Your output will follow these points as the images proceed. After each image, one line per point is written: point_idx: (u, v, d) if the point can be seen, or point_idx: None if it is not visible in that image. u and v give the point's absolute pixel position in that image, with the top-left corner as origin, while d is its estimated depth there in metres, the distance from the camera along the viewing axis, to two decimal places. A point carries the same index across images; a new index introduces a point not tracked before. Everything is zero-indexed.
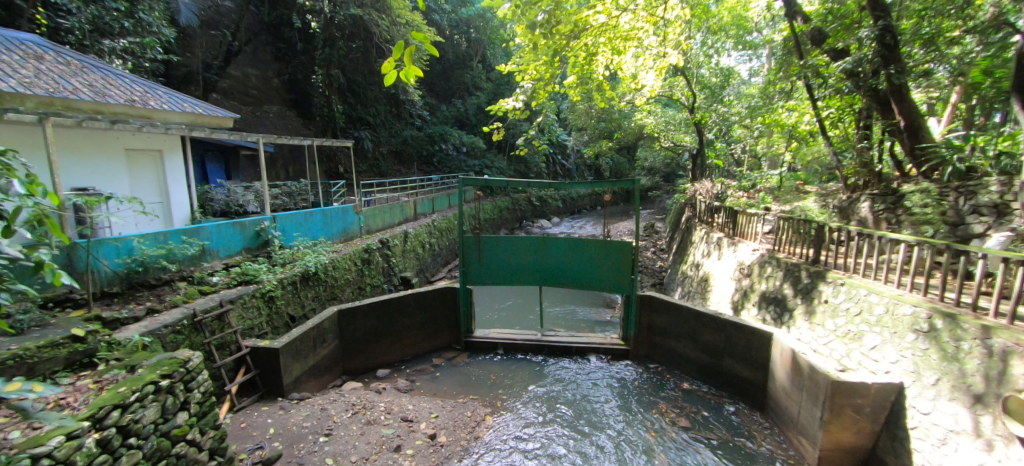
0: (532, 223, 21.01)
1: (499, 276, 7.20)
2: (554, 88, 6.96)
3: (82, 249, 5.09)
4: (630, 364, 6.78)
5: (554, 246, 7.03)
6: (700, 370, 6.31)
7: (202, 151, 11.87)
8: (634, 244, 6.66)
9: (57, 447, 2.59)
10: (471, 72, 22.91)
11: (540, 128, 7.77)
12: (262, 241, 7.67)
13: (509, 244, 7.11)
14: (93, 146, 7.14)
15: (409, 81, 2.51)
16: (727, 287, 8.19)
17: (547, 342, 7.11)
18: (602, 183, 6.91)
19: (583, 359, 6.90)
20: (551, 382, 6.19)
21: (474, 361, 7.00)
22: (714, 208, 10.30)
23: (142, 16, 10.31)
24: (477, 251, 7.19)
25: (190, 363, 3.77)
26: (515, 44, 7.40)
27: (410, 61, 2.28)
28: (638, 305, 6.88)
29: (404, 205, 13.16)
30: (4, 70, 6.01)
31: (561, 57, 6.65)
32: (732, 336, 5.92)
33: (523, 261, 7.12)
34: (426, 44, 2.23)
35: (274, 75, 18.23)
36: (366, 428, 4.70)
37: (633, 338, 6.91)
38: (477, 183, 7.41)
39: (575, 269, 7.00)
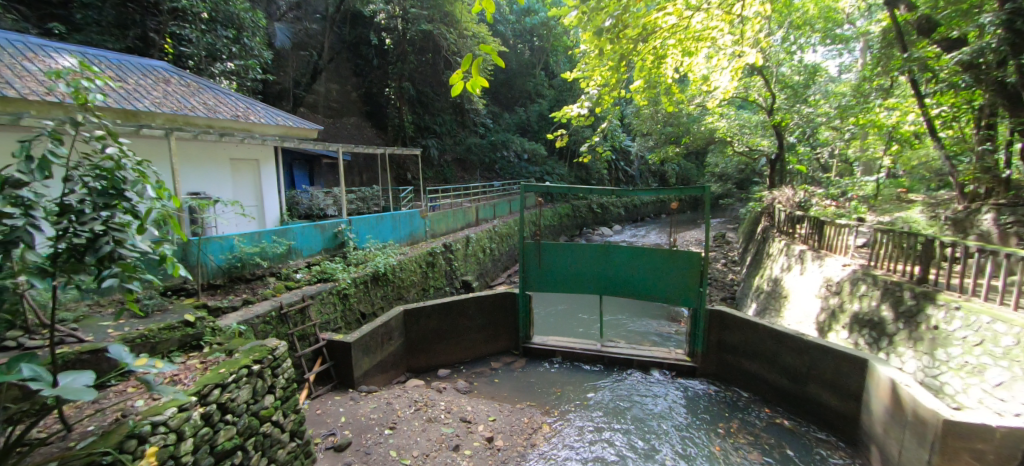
0: (592, 230, 20.70)
1: (557, 283, 7.20)
2: (620, 95, 6.92)
3: (194, 247, 5.80)
4: (698, 381, 6.47)
5: (616, 255, 6.90)
6: (777, 393, 5.88)
7: (291, 160, 13.07)
8: (703, 255, 6.38)
9: (171, 417, 2.98)
10: (534, 80, 23.15)
11: (604, 134, 7.67)
12: (339, 241, 8.28)
13: (570, 251, 7.09)
14: (205, 156, 8.15)
15: (475, 91, 2.62)
16: (810, 305, 7.52)
17: (607, 353, 6.98)
18: (668, 189, 6.62)
19: (645, 372, 6.67)
20: (612, 394, 6.07)
21: (533, 367, 7.04)
22: (796, 218, 9.54)
23: (245, 42, 11.60)
24: (538, 256, 7.24)
25: (277, 351, 4.18)
26: (580, 52, 7.46)
27: (477, 73, 2.40)
28: (707, 321, 6.56)
29: (467, 211, 13.58)
30: (141, 92, 7.08)
31: (627, 62, 6.54)
32: (817, 360, 5.44)
33: (582, 270, 7.07)
34: (493, 55, 2.35)
35: (352, 90, 19.51)
36: (427, 426, 4.90)
37: (701, 354, 6.60)
38: (538, 189, 7.41)
39: (637, 279, 6.83)
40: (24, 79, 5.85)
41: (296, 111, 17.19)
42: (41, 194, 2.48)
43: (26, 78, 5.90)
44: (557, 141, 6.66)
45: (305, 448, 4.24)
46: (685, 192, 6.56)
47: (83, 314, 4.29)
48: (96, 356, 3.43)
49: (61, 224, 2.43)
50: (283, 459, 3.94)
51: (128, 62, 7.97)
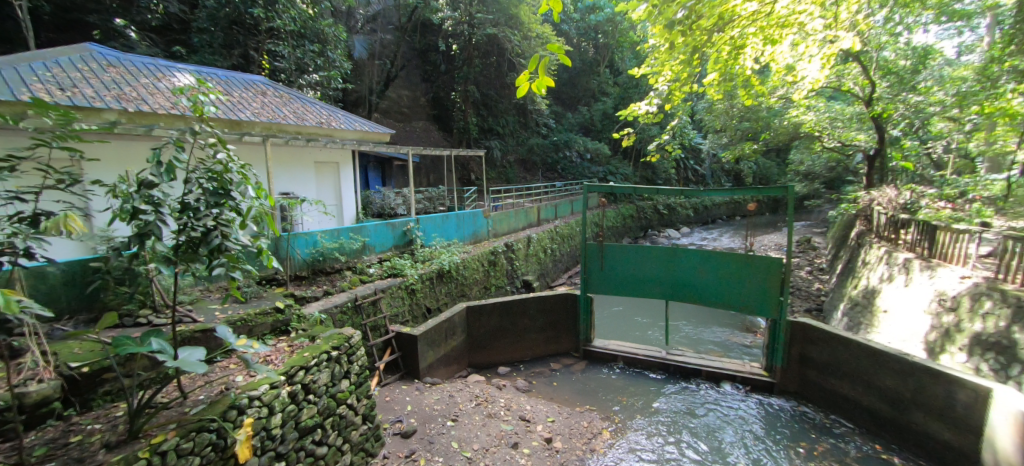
0: (658, 232, 19.95)
1: (620, 286, 7.06)
2: (692, 90, 6.73)
3: (285, 241, 6.41)
4: (776, 399, 6.02)
5: (684, 259, 6.63)
6: (872, 419, 5.30)
7: (366, 162, 13.98)
8: (785, 261, 5.94)
9: (264, 393, 3.34)
10: (598, 78, 22.78)
11: (674, 132, 7.52)
12: (408, 239, 8.73)
13: (634, 255, 6.92)
14: (295, 160, 8.99)
15: (540, 92, 2.66)
16: (918, 322, 6.65)
17: (673, 361, 6.73)
18: (744, 190, 6.22)
19: (714, 384, 6.36)
20: (676, 404, 5.84)
21: (593, 371, 6.96)
22: (901, 222, 8.52)
23: (329, 55, 12.60)
24: (600, 258, 7.14)
25: (352, 340, 4.53)
26: (649, 47, 7.32)
27: (543, 73, 2.43)
28: (787, 334, 6.08)
29: (528, 211, 13.69)
30: (243, 103, 7.98)
31: (701, 55, 6.19)
32: (925, 386, 4.81)
33: (647, 273, 6.87)
34: (560, 55, 2.38)
35: (421, 95, 20.42)
36: (487, 421, 5.04)
37: (780, 370, 6.13)
38: (602, 190, 7.30)
39: (707, 285, 6.51)
40: (155, 96, 6.83)
41: (371, 117, 18.34)
42: (166, 194, 2.89)
43: (156, 95, 6.88)
44: (624, 140, 6.50)
45: (376, 432, 4.55)
46: (764, 192, 6.12)
47: (196, 298, 4.93)
48: (206, 335, 3.93)
49: (182, 219, 2.84)
50: (357, 440, 4.25)
51: (233, 78, 9.00)
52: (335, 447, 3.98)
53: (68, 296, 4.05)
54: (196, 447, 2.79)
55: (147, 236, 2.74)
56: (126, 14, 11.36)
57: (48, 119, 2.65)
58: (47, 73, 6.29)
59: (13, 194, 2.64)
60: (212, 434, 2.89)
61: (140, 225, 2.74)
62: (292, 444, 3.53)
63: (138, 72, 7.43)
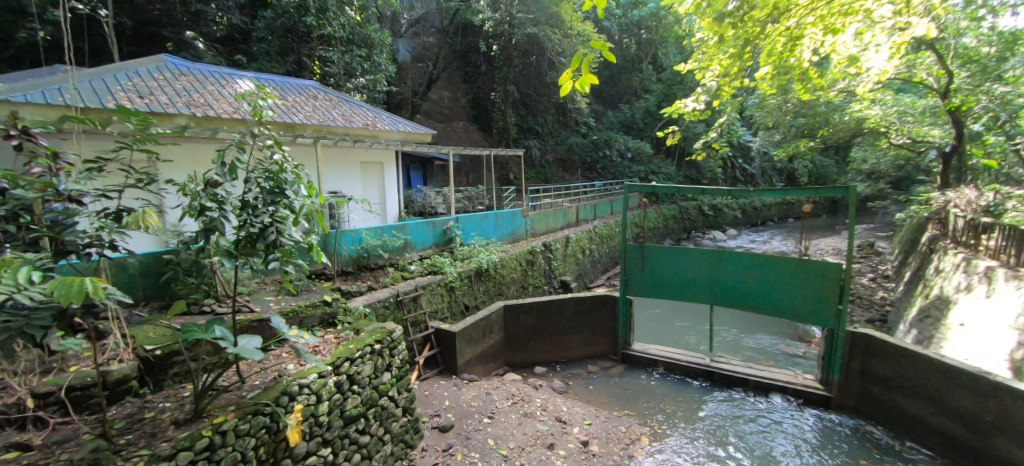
0: (702, 234, 19.24)
1: (661, 289, 6.91)
2: (744, 84, 6.40)
3: (333, 238, 6.71)
4: (833, 415, 5.67)
5: (731, 262, 6.38)
6: (944, 442, 4.88)
7: (408, 162, 14.38)
8: (844, 266, 5.58)
9: (313, 381, 3.52)
10: (641, 74, 22.24)
11: (722, 129, 7.24)
12: (447, 237, 8.91)
13: (677, 257, 6.73)
14: (343, 160, 9.40)
15: (584, 90, 2.63)
16: (1001, 339, 6.00)
17: (718, 369, 6.51)
18: (799, 190, 5.90)
19: (761, 395, 6.09)
20: (719, 415, 5.64)
21: (631, 375, 6.84)
22: (986, 226, 7.78)
23: (375, 59, 13.05)
24: (641, 260, 7.00)
25: (393, 334, 4.68)
26: (697, 40, 7.07)
27: (587, 69, 2.41)
28: (847, 345, 5.70)
29: (567, 211, 13.61)
30: (297, 107, 8.44)
31: (752, 48, 5.92)
32: (1010, 409, 4.37)
33: (691, 276, 6.68)
34: (603, 50, 2.34)
35: (462, 96, 20.74)
36: (524, 420, 5.07)
37: (837, 383, 5.76)
38: (644, 190, 7.14)
39: (756, 289, 6.25)
40: (219, 102, 7.35)
41: (413, 118, 18.84)
42: (229, 192, 3.10)
43: (220, 101, 7.40)
44: (669, 138, 6.31)
45: (415, 424, 4.69)
46: (822, 192, 5.76)
47: (254, 289, 5.28)
48: (262, 324, 4.20)
49: (243, 216, 3.05)
50: (397, 431, 4.40)
51: (288, 83, 9.54)
52: (377, 437, 4.13)
53: (144, 285, 4.46)
54: (252, 429, 2.99)
55: (212, 231, 2.98)
56: (195, 26, 12.28)
57: (130, 124, 2.92)
58: (128, 82, 6.92)
59: (101, 192, 2.95)
60: (266, 417, 3.08)
61: (207, 221, 2.98)
62: (338, 431, 3.70)
63: (205, 80, 8.03)
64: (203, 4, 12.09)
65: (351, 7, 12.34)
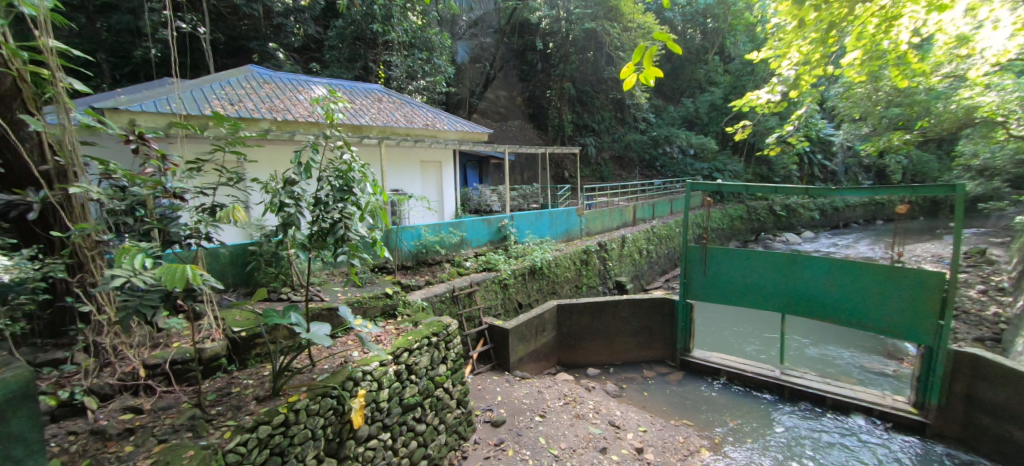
0: (773, 236, 17.96)
1: (726, 294, 6.57)
2: (825, 72, 6.00)
3: (394, 233, 7.03)
4: (929, 443, 5.09)
5: (806, 267, 5.94)
6: None
7: (465, 161, 14.76)
8: (944, 273, 5.01)
9: (374, 369, 3.73)
10: (706, 66, 21.17)
11: (800, 122, 6.74)
12: (503, 235, 9.03)
13: (744, 260, 6.37)
14: (404, 160, 9.83)
15: (647, 82, 2.51)
16: None
17: (788, 383, 6.09)
18: (891, 189, 5.36)
19: (838, 414, 5.62)
20: (787, 434, 5.28)
21: (689, 382, 6.58)
22: None
23: (436, 61, 13.52)
24: (704, 263, 6.69)
25: (449, 328, 4.83)
26: (773, 26, 6.61)
27: (650, 64, 2.30)
28: (948, 366, 5.11)
29: (623, 210, 13.31)
30: (363, 110, 8.94)
31: (838, 33, 5.43)
32: None
33: (760, 282, 6.28)
34: (668, 43, 2.16)
35: (518, 94, 20.86)
36: (575, 421, 5.05)
37: (936, 408, 5.17)
38: (708, 188, 6.81)
39: (836, 298, 5.78)
40: (297, 106, 7.97)
41: (471, 117, 19.30)
42: (305, 191, 3.37)
43: (297, 106, 8.02)
44: (739, 133, 5.97)
45: (468, 417, 4.83)
46: (918, 191, 5.21)
47: (323, 281, 5.68)
48: (331, 312, 4.52)
49: (316, 213, 3.30)
50: (451, 422, 4.56)
51: (357, 88, 10.12)
52: (433, 426, 4.31)
53: (233, 274, 4.96)
54: (321, 409, 3.22)
55: (290, 226, 3.25)
56: (276, 38, 13.37)
57: (223, 128, 3.24)
58: (221, 91, 7.67)
59: (200, 189, 3.31)
60: (334, 400, 3.32)
61: (286, 216, 3.25)
62: (396, 417, 3.90)
63: (285, 87, 8.72)
64: (284, 17, 13.13)
65: (414, 12, 12.83)
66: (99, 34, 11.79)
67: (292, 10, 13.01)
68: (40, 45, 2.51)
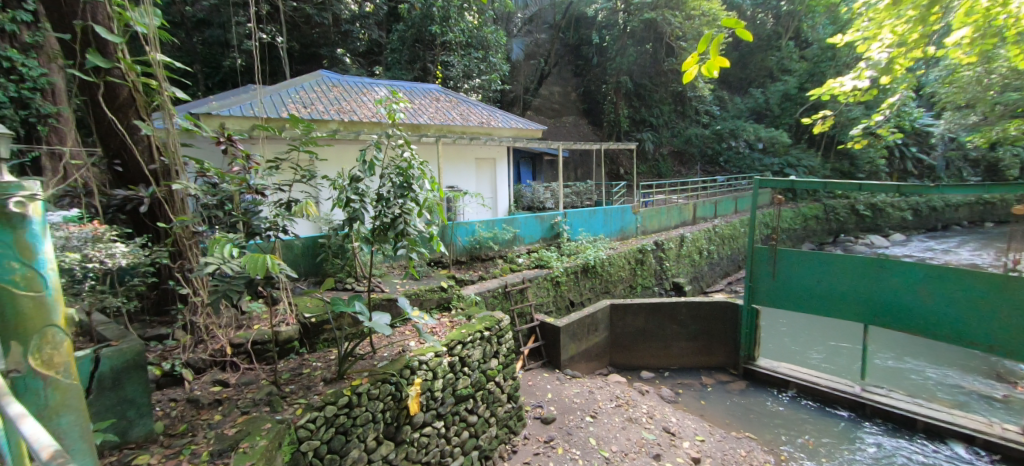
0: (853, 238, 16.42)
1: (797, 300, 6.14)
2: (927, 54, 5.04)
3: (449, 229, 7.23)
4: None
5: (895, 273, 5.40)
6: None
7: (519, 158, 14.87)
8: None
9: (430, 359, 3.89)
10: (779, 53, 19.72)
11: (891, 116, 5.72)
12: (555, 232, 9.00)
13: (820, 263, 5.91)
14: (460, 157, 10.07)
15: (711, 74, 2.22)
16: None
17: (869, 401, 5.60)
18: (1003, 187, 4.74)
19: (929, 440, 5.07)
20: (865, 456, 4.85)
21: (752, 393, 6.24)
22: None
23: (491, 59, 13.73)
24: (773, 265, 6.28)
25: (502, 323, 4.90)
26: (860, 5, 5.68)
27: (716, 52, 2.00)
28: None
29: (683, 208, 12.79)
30: (422, 110, 9.26)
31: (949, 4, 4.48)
32: None
33: (837, 288, 5.81)
34: (738, 30, 1.85)
35: (573, 90, 20.63)
36: (627, 425, 4.95)
37: None
38: (779, 186, 6.39)
39: (930, 309, 5.22)
40: (362, 107, 8.43)
41: (524, 114, 19.39)
42: (369, 189, 3.57)
43: (362, 107, 8.47)
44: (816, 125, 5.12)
45: (519, 412, 4.91)
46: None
47: (384, 273, 6.00)
48: (390, 303, 4.77)
49: (380, 210, 3.50)
50: (502, 416, 4.65)
51: (416, 88, 10.53)
52: (484, 419, 4.41)
53: (305, 265, 5.37)
54: (381, 394, 3.42)
55: (355, 220, 3.47)
56: (344, 44, 14.17)
57: (298, 129, 3.49)
58: (297, 96, 8.30)
59: (278, 186, 3.59)
60: (392, 386, 3.50)
61: (352, 211, 3.47)
62: (450, 407, 4.05)
63: (351, 89, 9.25)
64: (350, 23, 13.88)
65: (471, 12, 13.08)
66: (194, 47, 13.14)
67: (358, 16, 13.73)
68: (149, 59, 2.83)
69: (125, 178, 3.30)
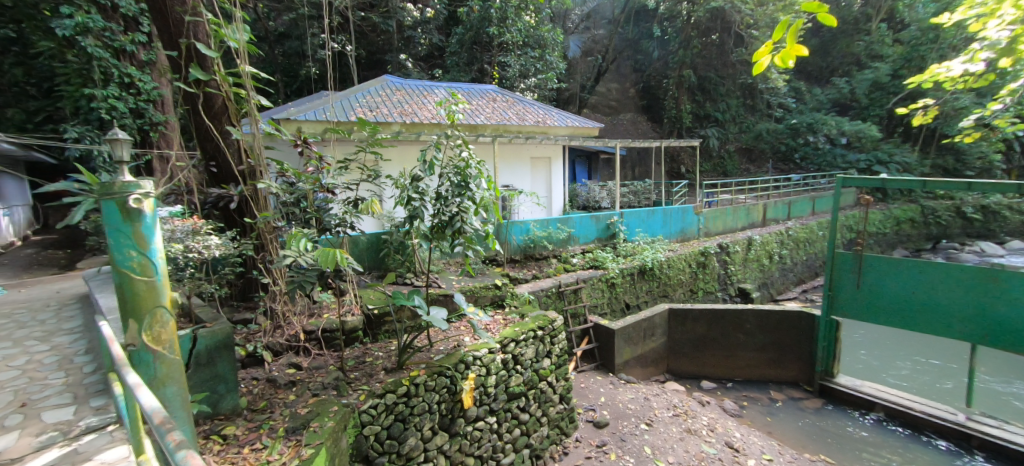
0: (958, 245, 14.49)
1: (887, 313, 5.57)
2: None
3: (505, 228, 7.33)
4: None
5: (1010, 286, 4.75)
6: None
7: (574, 156, 14.72)
8: None
9: (484, 355, 3.97)
10: (867, 37, 17.91)
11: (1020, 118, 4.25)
12: (611, 232, 8.82)
13: (915, 272, 5.31)
14: (515, 157, 10.16)
15: (786, 64, 1.97)
16: None
17: (972, 431, 4.97)
18: None
19: None
20: None
21: (829, 414, 5.76)
22: None
23: (548, 58, 13.72)
24: (858, 272, 5.75)
25: (555, 323, 4.89)
26: None
27: (793, 40, 1.78)
28: None
29: (751, 209, 12.03)
30: (479, 110, 9.44)
31: None
32: None
33: (938, 301, 5.19)
34: (822, 12, 1.63)
35: (632, 85, 19.99)
36: (686, 436, 4.77)
37: None
38: (866, 185, 5.81)
39: None
40: (422, 109, 8.75)
41: (580, 112, 19.15)
42: (429, 188, 3.71)
43: (422, 109, 8.80)
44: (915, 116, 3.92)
45: (570, 414, 4.88)
46: None
47: (441, 269, 6.21)
48: (446, 298, 4.93)
49: (440, 209, 3.63)
50: (554, 416, 4.65)
51: (474, 89, 10.77)
52: (536, 418, 4.44)
53: (368, 260, 5.70)
54: (436, 387, 3.55)
55: (416, 218, 3.63)
56: (406, 49, 14.80)
57: (365, 131, 3.70)
58: (364, 100, 8.80)
59: (347, 185, 3.84)
60: (448, 379, 3.62)
61: (412, 209, 3.63)
62: (502, 404, 4.12)
63: (413, 92, 9.65)
64: (413, 29, 14.45)
65: (529, 12, 13.17)
66: (275, 58, 14.33)
67: (419, 22, 14.28)
68: (239, 70, 3.14)
69: (217, 178, 3.68)
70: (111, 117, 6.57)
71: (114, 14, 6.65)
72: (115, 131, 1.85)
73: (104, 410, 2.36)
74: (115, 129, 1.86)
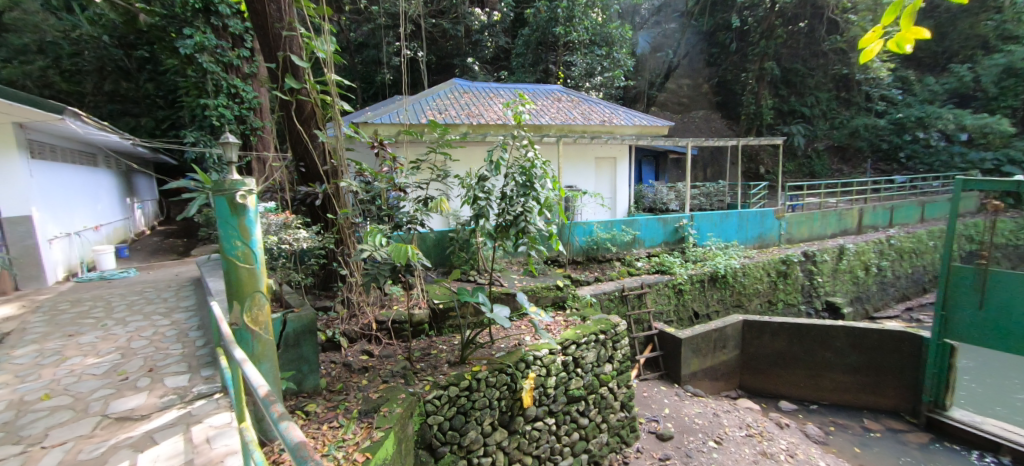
0: None
1: (1016, 339, 4.75)
2: None
3: (568, 229, 7.29)
4: None
5: None
6: None
7: (641, 156, 14.25)
8: None
9: (544, 355, 3.97)
10: (998, 15, 15.40)
11: None
12: (679, 236, 8.42)
13: None
14: (579, 157, 10.05)
15: (905, 51, 1.66)
16: None
17: None
18: None
19: None
20: None
21: (935, 452, 5.07)
22: None
23: (615, 55, 13.37)
24: (981, 290, 4.99)
25: (618, 328, 4.76)
26: None
27: (910, 23, 1.51)
28: None
29: (843, 214, 10.90)
30: (544, 112, 9.46)
31: None
32: None
33: None
34: None
35: (706, 81, 18.85)
36: (760, 459, 4.45)
37: None
38: (998, 189, 5.00)
39: None
40: (489, 111, 8.95)
41: (648, 110, 18.52)
42: (494, 187, 3.78)
43: (489, 110, 8.99)
44: None
45: (632, 423, 4.74)
46: None
47: (504, 268, 6.32)
48: (508, 297, 5.01)
49: (505, 209, 3.69)
50: (614, 423, 4.56)
51: (539, 90, 10.82)
52: (595, 423, 4.39)
53: (435, 256, 5.94)
54: (497, 383, 3.61)
55: (481, 217, 3.74)
56: (474, 52, 15.18)
57: (436, 132, 3.86)
58: (434, 103, 9.17)
59: (418, 184, 4.02)
60: (508, 376, 3.68)
61: (479, 208, 3.75)
62: (562, 406, 4.11)
63: (480, 95, 9.88)
64: (480, 33, 14.78)
65: (596, 9, 12.95)
66: (355, 67, 15.36)
67: (486, 25, 14.60)
68: (325, 78, 3.41)
69: (306, 177, 4.03)
70: (220, 123, 7.44)
71: (223, 33, 7.50)
72: (227, 135, 2.11)
73: (212, 380, 2.69)
74: (227, 134, 2.12)
